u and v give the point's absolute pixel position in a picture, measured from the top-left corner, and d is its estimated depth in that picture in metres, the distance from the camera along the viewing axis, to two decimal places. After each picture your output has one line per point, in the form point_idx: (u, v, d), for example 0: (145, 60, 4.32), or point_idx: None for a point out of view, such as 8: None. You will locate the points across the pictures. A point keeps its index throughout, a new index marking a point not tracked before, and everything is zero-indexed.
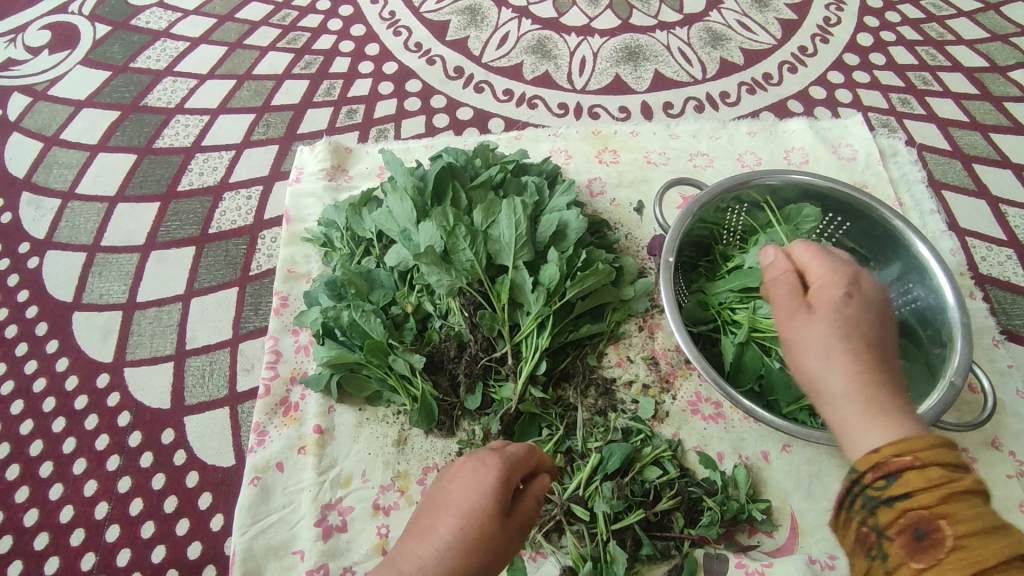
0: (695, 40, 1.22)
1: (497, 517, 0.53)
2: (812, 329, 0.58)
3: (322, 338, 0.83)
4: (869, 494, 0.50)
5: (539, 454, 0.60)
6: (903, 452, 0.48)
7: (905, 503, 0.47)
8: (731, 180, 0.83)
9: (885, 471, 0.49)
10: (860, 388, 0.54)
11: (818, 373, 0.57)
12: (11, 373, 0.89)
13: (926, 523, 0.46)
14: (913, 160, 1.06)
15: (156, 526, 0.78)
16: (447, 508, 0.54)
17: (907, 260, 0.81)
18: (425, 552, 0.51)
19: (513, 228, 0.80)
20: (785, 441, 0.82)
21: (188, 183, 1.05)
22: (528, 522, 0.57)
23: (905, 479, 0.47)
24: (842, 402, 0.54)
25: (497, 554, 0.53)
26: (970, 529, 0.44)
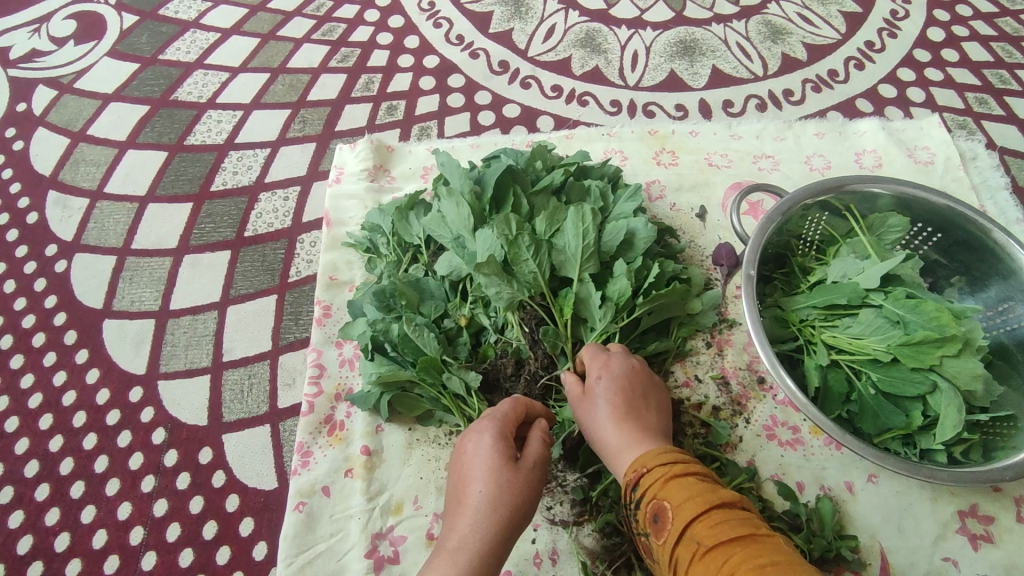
0: (754, 33, 1.14)
1: (505, 463, 0.57)
2: (588, 387, 0.65)
3: (371, 353, 0.77)
4: (632, 507, 0.56)
5: (513, 404, 0.64)
6: (638, 463, 0.56)
7: (644, 496, 0.54)
8: (816, 185, 0.77)
9: (630, 482, 0.56)
10: (618, 439, 0.60)
11: (595, 437, 0.62)
12: (39, 384, 0.84)
13: (658, 509, 0.53)
14: (995, 165, 0.98)
15: (195, 554, 0.73)
16: (467, 477, 0.57)
17: (1010, 277, 0.74)
18: (463, 523, 0.54)
19: (580, 238, 0.73)
20: (871, 471, 0.76)
21: (222, 183, 0.99)
22: (541, 458, 0.60)
23: (639, 481, 0.55)
24: (609, 453, 0.60)
25: (524, 494, 0.56)
26: (688, 501, 0.51)
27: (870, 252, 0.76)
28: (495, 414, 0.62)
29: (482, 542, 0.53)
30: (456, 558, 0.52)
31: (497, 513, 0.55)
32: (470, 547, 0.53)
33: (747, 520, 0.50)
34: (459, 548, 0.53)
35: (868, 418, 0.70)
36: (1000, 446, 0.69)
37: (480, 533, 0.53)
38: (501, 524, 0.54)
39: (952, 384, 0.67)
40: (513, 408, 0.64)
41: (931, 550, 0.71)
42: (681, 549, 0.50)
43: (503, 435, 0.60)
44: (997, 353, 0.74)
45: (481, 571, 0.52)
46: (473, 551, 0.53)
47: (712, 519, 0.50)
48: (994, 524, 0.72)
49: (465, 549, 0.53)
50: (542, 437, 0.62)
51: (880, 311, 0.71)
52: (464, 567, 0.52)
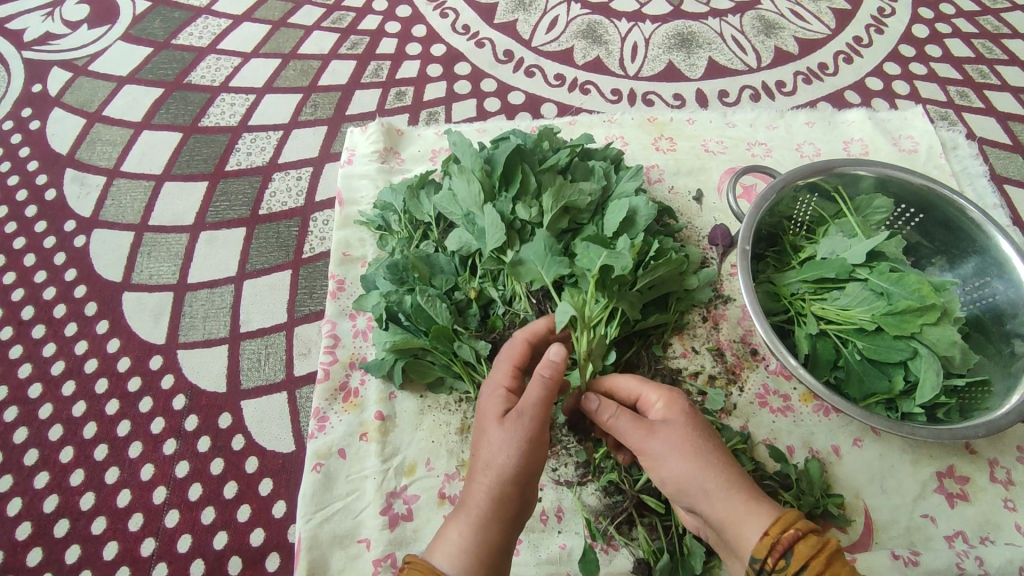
0: (748, 28, 1.20)
1: (504, 420, 0.60)
2: (668, 434, 0.61)
3: (385, 323, 0.80)
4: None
5: (511, 361, 0.66)
6: (786, 528, 0.53)
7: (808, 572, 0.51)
8: (807, 167, 0.81)
9: (784, 549, 0.52)
10: (726, 486, 0.57)
11: (685, 481, 0.59)
12: (61, 353, 0.86)
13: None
14: (974, 154, 1.03)
15: (216, 512, 0.76)
16: (477, 440, 0.61)
17: (985, 254, 0.79)
18: (474, 483, 0.58)
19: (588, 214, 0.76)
20: (856, 435, 0.80)
21: (236, 164, 1.03)
22: (541, 403, 0.59)
23: (796, 552, 0.52)
24: (716, 503, 0.57)
25: (522, 445, 0.58)
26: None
27: (856, 231, 0.81)
28: (499, 377, 0.65)
29: (487, 499, 0.57)
30: (469, 516, 0.56)
31: (500, 470, 0.57)
32: (480, 506, 0.56)
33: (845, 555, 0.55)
34: (471, 505, 0.57)
35: (854, 384, 0.75)
36: (976, 409, 0.74)
37: (487, 490, 0.57)
38: (504, 479, 0.57)
39: (932, 350, 0.72)
40: (513, 364, 0.66)
41: (911, 507, 0.76)
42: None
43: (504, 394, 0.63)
44: (972, 324, 0.80)
45: (490, 524, 0.56)
46: (481, 508, 0.56)
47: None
48: (969, 484, 0.78)
49: (474, 506, 0.57)
50: (544, 376, 0.59)
51: (866, 284, 0.77)
52: (474, 524, 0.56)
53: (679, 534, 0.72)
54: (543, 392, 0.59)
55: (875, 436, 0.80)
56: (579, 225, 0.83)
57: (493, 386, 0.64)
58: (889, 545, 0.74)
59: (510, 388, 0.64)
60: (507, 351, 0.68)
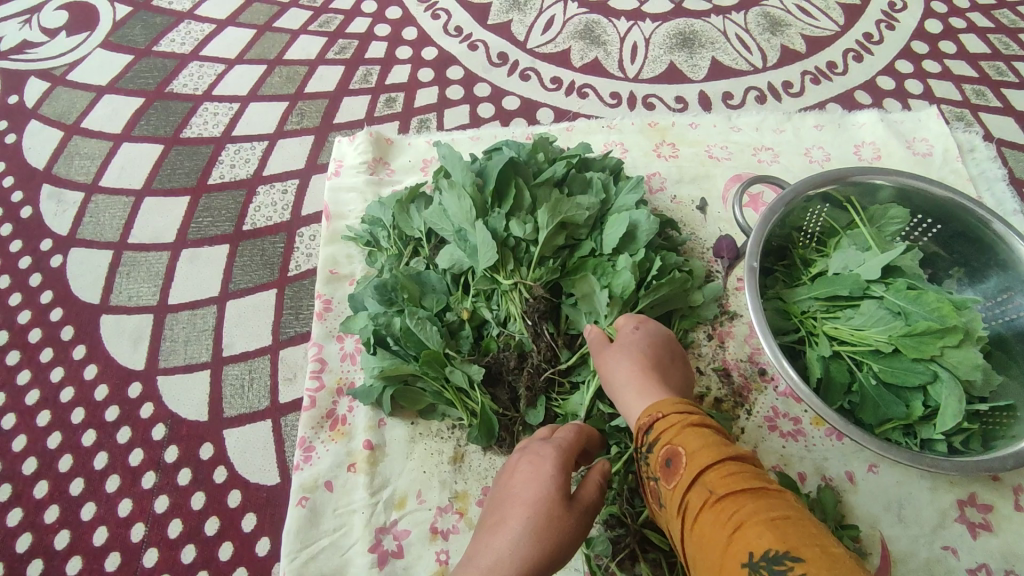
0: (753, 25, 1.14)
1: (558, 493, 0.56)
2: (615, 351, 0.67)
3: (373, 347, 0.75)
4: (643, 449, 0.57)
5: (572, 435, 0.62)
6: (654, 409, 0.57)
7: (658, 441, 0.55)
8: (819, 176, 0.77)
9: (645, 425, 0.57)
10: (637, 381, 0.64)
11: (616, 384, 0.66)
12: (36, 380, 0.83)
13: (670, 451, 0.53)
14: (992, 157, 0.98)
15: (198, 550, 0.73)
16: (516, 498, 0.56)
17: (1009, 268, 0.74)
18: (503, 543, 0.53)
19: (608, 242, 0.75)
20: (871, 461, 0.76)
21: (219, 177, 0.98)
22: (594, 503, 0.58)
23: (654, 425, 0.56)
24: (623, 392, 0.64)
25: (571, 532, 0.55)
26: (704, 449, 0.51)
27: (871, 244, 0.76)
28: (555, 442, 0.61)
29: (518, 566, 0.52)
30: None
31: (543, 543, 0.53)
32: (501, 574, 0.51)
33: (763, 477, 0.50)
34: (490, 568, 0.52)
35: (869, 409, 0.70)
36: (1001, 435, 0.70)
37: (521, 555, 0.52)
38: (543, 551, 0.53)
39: (953, 375, 0.68)
40: (578, 436, 0.63)
41: (931, 538, 0.72)
42: (692, 495, 0.50)
43: (565, 464, 0.59)
44: (995, 343, 0.75)
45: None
46: (505, 572, 0.52)
47: (727, 468, 0.49)
48: (992, 512, 0.73)
49: (499, 570, 0.51)
50: (600, 477, 0.60)
51: (882, 303, 0.72)
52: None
53: (684, 573, 0.68)
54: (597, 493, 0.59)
55: (892, 461, 0.76)
56: (577, 241, 0.78)
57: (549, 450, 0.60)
58: None
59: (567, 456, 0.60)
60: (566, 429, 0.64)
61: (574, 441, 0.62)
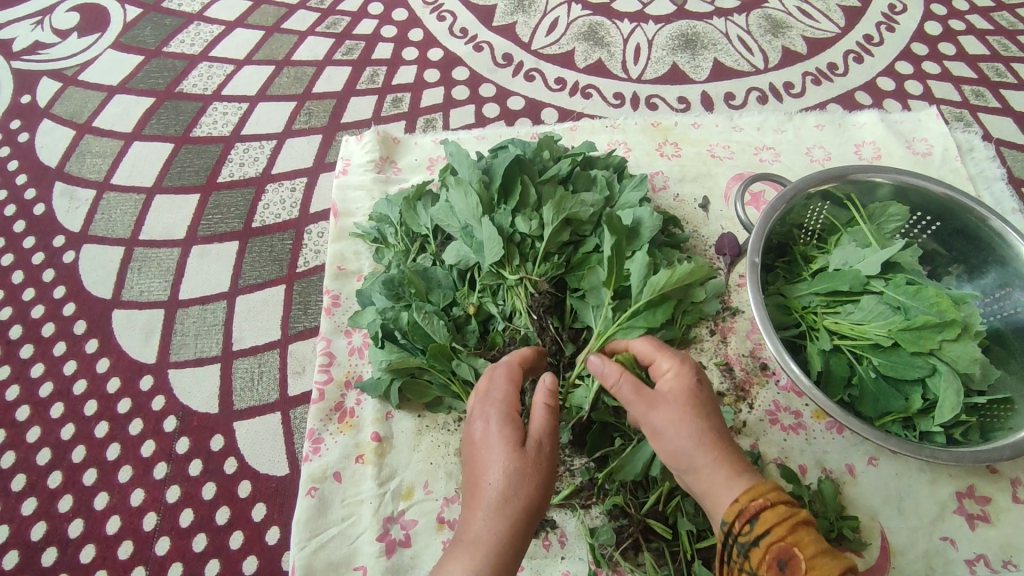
0: (755, 27, 1.16)
1: (510, 447, 0.56)
2: (669, 408, 0.58)
3: (381, 341, 0.76)
4: (740, 541, 0.53)
5: (508, 378, 0.62)
6: (757, 496, 0.52)
7: (768, 538, 0.51)
8: (819, 173, 0.78)
9: (749, 515, 0.52)
10: (712, 447, 0.56)
11: (675, 449, 0.57)
12: (50, 373, 0.84)
13: (786, 555, 0.50)
14: (991, 156, 1.00)
15: (209, 539, 0.74)
16: (478, 465, 0.57)
17: (1007, 264, 0.76)
18: (478, 518, 0.54)
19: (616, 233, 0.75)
20: (871, 454, 0.77)
21: (228, 175, 1.00)
22: (547, 431, 0.59)
23: (763, 517, 0.51)
24: (695, 463, 0.56)
25: (536, 478, 0.56)
26: (823, 555, 0.49)
27: (871, 240, 0.77)
28: (496, 393, 0.60)
29: (498, 535, 0.54)
30: (470, 553, 0.53)
31: (512, 503, 0.54)
32: (485, 544, 0.53)
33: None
34: (474, 544, 0.53)
35: (868, 403, 0.71)
36: (999, 428, 0.71)
37: (498, 525, 0.54)
38: (516, 512, 0.54)
39: (951, 368, 0.69)
40: (511, 378, 0.62)
41: (930, 529, 0.73)
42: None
43: (510, 414, 0.59)
44: (993, 338, 0.77)
45: (501, 560, 0.53)
46: (489, 544, 0.53)
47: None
48: (990, 504, 0.74)
49: (479, 546, 0.53)
50: (546, 405, 0.60)
51: (882, 297, 0.73)
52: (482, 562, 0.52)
53: (687, 561, 0.69)
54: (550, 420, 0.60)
55: (891, 455, 0.77)
56: (581, 237, 0.80)
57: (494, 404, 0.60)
58: (906, 570, 0.71)
59: (510, 403, 0.60)
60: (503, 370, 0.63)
61: (514, 385, 0.61)
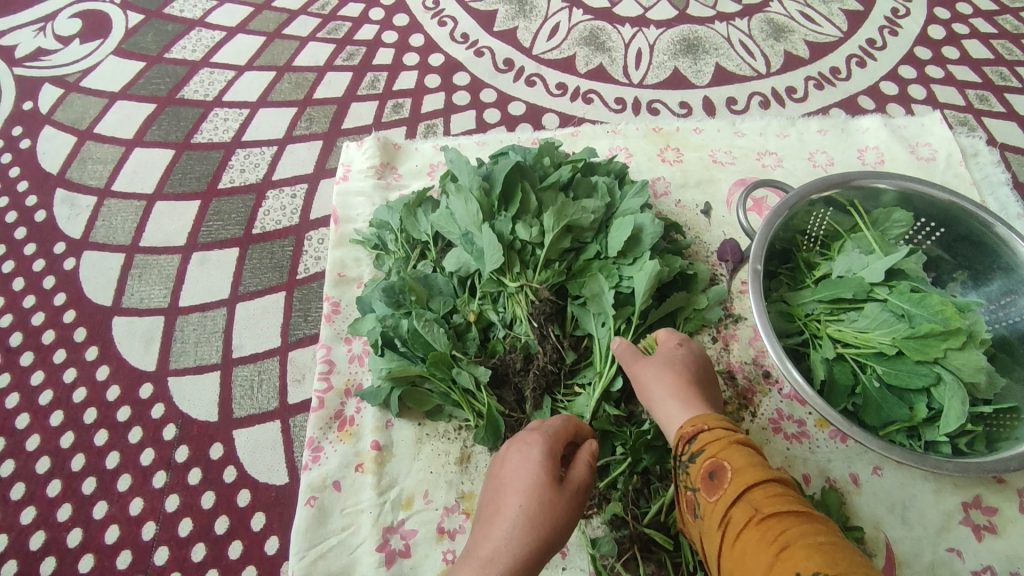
0: (757, 32, 1.15)
1: (551, 480, 0.57)
2: (650, 363, 0.68)
3: (381, 349, 0.76)
4: (684, 460, 0.59)
5: (563, 427, 0.62)
6: (698, 422, 0.60)
7: (702, 456, 0.57)
8: (822, 180, 0.77)
9: (688, 436, 0.59)
10: (672, 392, 0.65)
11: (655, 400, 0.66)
12: (50, 381, 0.84)
13: (717, 467, 0.55)
14: (996, 161, 0.99)
15: (207, 548, 0.74)
16: (510, 488, 0.57)
17: (1011, 271, 0.75)
18: (497, 533, 0.55)
19: (617, 242, 0.75)
20: (875, 463, 0.76)
21: (229, 181, 1.00)
22: (584, 486, 0.59)
23: (699, 437, 0.58)
24: (659, 401, 0.65)
25: (561, 518, 0.56)
26: (749, 468, 0.54)
27: (874, 247, 0.77)
28: (545, 429, 0.61)
29: (514, 554, 0.54)
30: (480, 563, 0.53)
31: (536, 532, 0.55)
32: (500, 562, 0.53)
33: (795, 498, 0.52)
34: (491, 558, 0.53)
35: (873, 412, 0.71)
36: (1004, 437, 0.70)
37: (520, 546, 0.54)
38: (538, 539, 0.55)
39: (956, 376, 0.68)
40: (566, 426, 0.63)
41: (935, 540, 0.72)
42: (734, 510, 0.52)
43: (553, 452, 0.59)
44: (999, 346, 0.76)
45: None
46: (504, 562, 0.53)
47: (771, 490, 0.52)
48: (997, 515, 0.73)
49: (494, 559, 0.53)
50: (587, 459, 0.61)
51: (886, 305, 0.73)
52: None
53: (689, 572, 0.68)
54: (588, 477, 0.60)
55: (896, 464, 0.76)
56: (582, 244, 0.79)
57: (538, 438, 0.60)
58: None
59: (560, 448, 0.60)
60: (557, 419, 0.64)
61: (564, 433, 0.62)
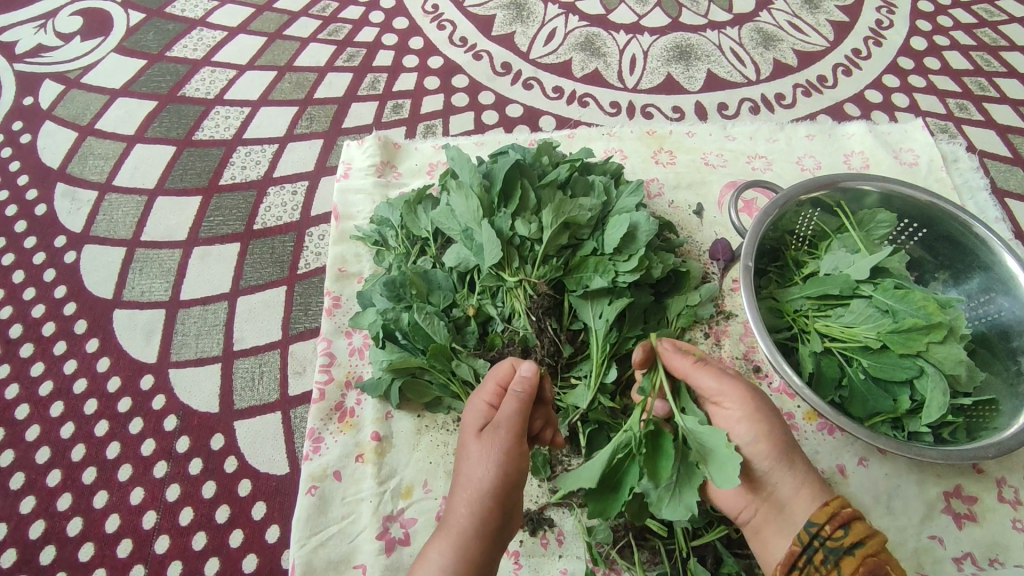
0: (747, 40, 1.19)
1: (478, 436, 0.61)
2: (745, 396, 0.64)
3: (382, 341, 0.78)
4: (831, 547, 0.54)
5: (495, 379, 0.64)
6: (844, 504, 0.57)
7: (863, 550, 0.54)
8: (809, 182, 0.81)
9: (844, 521, 0.55)
10: (776, 452, 0.61)
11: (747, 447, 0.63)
12: (50, 372, 0.85)
13: (880, 568, 0.53)
14: (975, 167, 1.03)
15: (208, 537, 0.74)
16: (460, 457, 0.62)
17: (990, 269, 0.78)
18: (452, 503, 0.59)
19: (615, 238, 0.76)
20: (861, 455, 0.79)
21: (231, 177, 1.01)
22: (512, 422, 0.59)
23: (856, 526, 0.55)
24: (769, 462, 0.61)
25: (494, 463, 0.58)
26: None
27: (859, 246, 0.80)
28: (481, 391, 0.64)
29: (466, 517, 0.57)
30: (444, 535, 0.58)
31: (479, 495, 0.58)
32: (456, 528, 0.57)
33: None
34: (451, 525, 0.58)
35: (858, 403, 0.73)
36: (983, 428, 0.73)
37: (467, 507, 0.58)
38: (478, 497, 0.58)
39: (938, 369, 0.71)
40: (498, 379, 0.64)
41: (918, 528, 0.75)
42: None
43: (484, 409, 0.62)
44: (978, 341, 0.79)
45: (471, 544, 0.56)
46: (460, 527, 0.57)
47: None
48: (977, 504, 0.76)
49: (445, 523, 0.58)
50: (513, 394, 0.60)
51: (871, 301, 0.75)
52: (452, 542, 0.57)
53: (683, 558, 0.70)
54: (516, 411, 0.60)
55: (881, 455, 0.79)
56: (579, 241, 0.81)
57: (479, 398, 0.64)
58: None
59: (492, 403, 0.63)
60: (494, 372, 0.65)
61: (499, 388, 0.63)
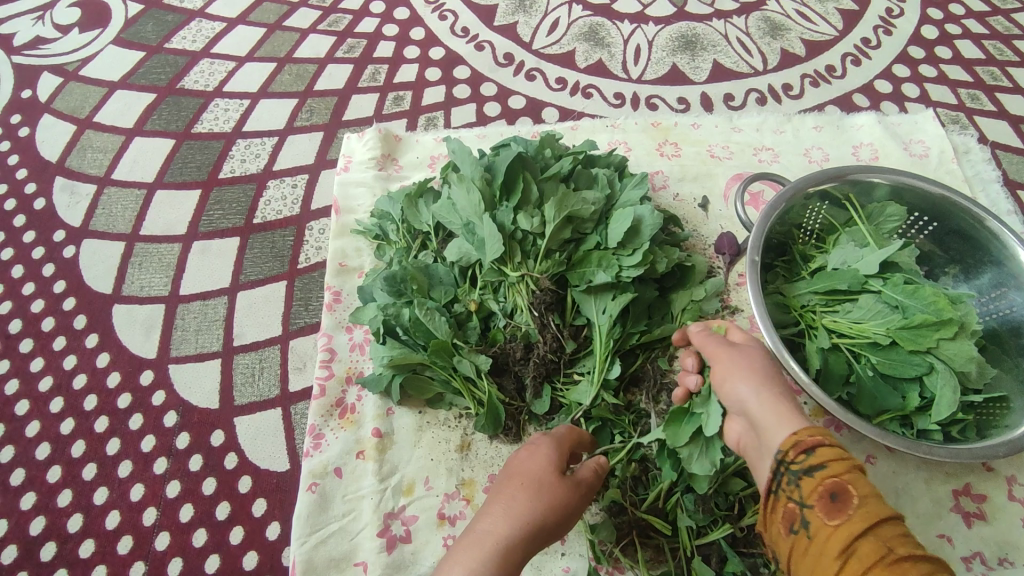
0: (754, 29, 1.17)
1: (558, 475, 0.60)
2: (746, 352, 0.60)
3: (383, 337, 0.76)
4: (792, 470, 0.50)
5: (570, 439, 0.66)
6: (812, 432, 0.51)
7: (822, 471, 0.48)
8: (818, 174, 0.79)
9: (804, 446, 0.50)
10: (763, 388, 0.57)
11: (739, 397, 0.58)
12: (49, 368, 0.84)
13: (841, 488, 0.47)
14: (986, 159, 1.01)
15: (209, 534, 0.74)
16: (518, 478, 0.60)
17: (1002, 264, 0.77)
18: (498, 514, 0.57)
19: (620, 232, 0.75)
20: (869, 452, 0.78)
21: (230, 171, 1.00)
22: (589, 485, 0.62)
23: (820, 451, 0.49)
24: (752, 398, 0.57)
25: (563, 506, 0.58)
26: (877, 497, 0.46)
27: (868, 240, 0.78)
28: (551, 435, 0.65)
29: (513, 534, 0.55)
30: (481, 542, 0.54)
31: (533, 522, 0.56)
32: (498, 540, 0.55)
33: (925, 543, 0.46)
34: (490, 534, 0.55)
35: (866, 401, 0.72)
36: (993, 426, 0.72)
37: (515, 523, 0.56)
38: (536, 524, 0.56)
39: (948, 366, 0.69)
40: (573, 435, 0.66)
41: (926, 527, 0.74)
42: (860, 543, 0.44)
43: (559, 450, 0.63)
44: (989, 337, 0.77)
45: (505, 562, 0.54)
46: (502, 539, 0.55)
47: (900, 529, 0.45)
48: (986, 502, 0.75)
49: (490, 537, 0.55)
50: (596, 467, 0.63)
51: (880, 296, 0.74)
52: (491, 551, 0.54)
53: (687, 558, 0.69)
54: (592, 476, 0.62)
55: (888, 452, 0.78)
56: (583, 235, 0.79)
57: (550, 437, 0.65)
58: None
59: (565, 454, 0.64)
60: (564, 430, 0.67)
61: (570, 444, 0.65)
